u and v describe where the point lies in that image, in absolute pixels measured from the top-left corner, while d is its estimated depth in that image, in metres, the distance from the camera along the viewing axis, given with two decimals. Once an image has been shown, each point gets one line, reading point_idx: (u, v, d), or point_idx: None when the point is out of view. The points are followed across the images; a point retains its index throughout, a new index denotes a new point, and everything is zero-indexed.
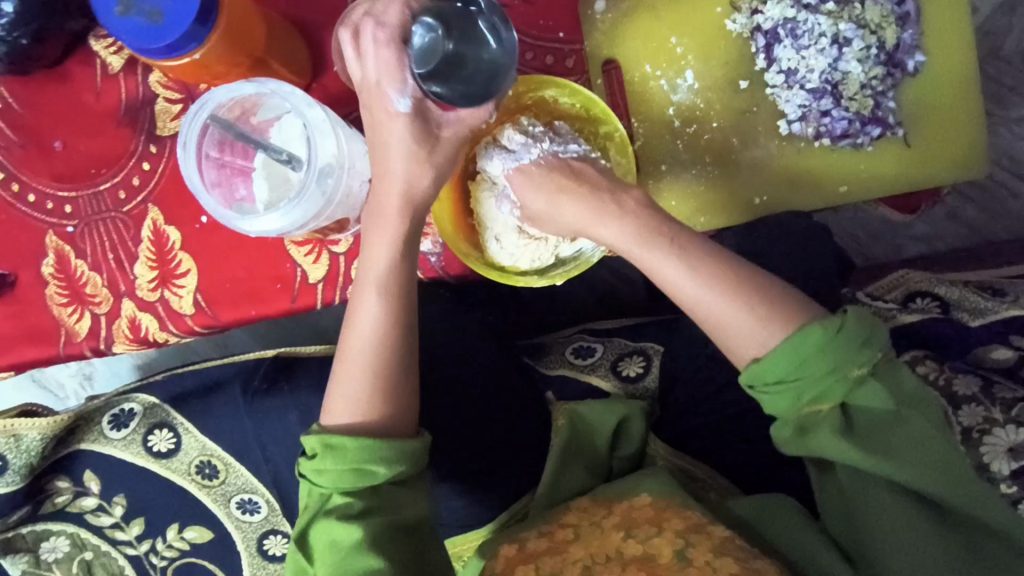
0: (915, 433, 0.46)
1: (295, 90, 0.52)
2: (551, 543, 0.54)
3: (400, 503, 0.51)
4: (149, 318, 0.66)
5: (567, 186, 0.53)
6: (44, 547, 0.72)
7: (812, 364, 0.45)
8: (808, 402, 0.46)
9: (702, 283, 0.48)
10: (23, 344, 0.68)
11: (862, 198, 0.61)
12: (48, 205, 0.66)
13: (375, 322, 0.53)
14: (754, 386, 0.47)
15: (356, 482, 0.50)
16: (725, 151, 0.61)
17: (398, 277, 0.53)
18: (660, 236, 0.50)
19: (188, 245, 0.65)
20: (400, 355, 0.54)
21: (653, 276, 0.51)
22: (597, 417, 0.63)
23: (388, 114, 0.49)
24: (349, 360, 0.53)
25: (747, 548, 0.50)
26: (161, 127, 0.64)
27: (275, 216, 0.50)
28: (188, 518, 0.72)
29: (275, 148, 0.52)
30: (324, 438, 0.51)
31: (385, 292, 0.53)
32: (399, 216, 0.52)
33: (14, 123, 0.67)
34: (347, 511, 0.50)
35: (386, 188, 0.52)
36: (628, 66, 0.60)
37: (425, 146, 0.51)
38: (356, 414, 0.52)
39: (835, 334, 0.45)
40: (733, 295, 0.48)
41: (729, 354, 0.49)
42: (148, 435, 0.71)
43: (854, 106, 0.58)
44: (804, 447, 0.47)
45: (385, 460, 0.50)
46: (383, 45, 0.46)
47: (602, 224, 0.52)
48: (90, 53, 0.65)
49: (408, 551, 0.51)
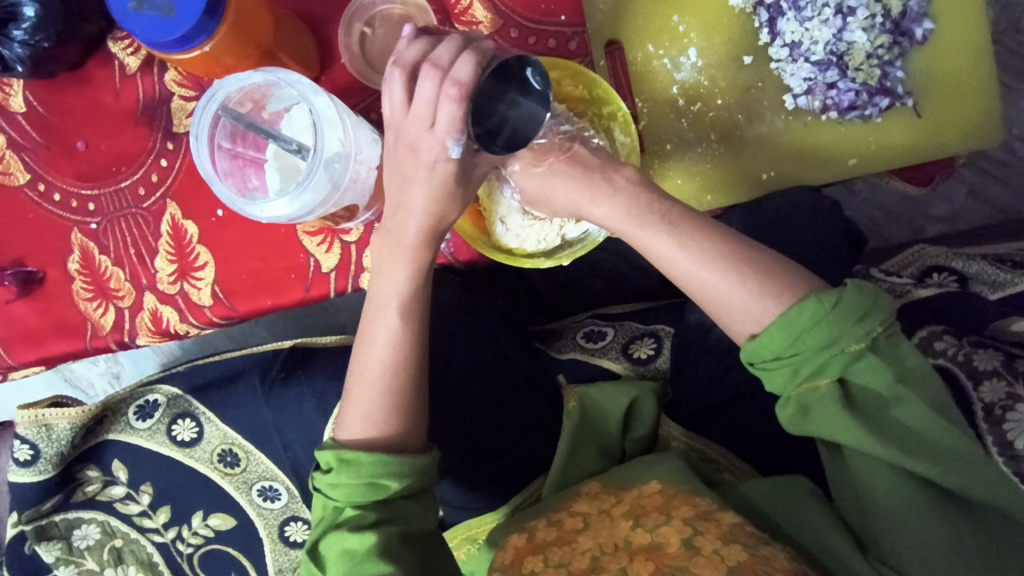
0: (915, 411, 0.45)
1: (302, 78, 0.53)
2: (560, 533, 0.54)
3: (411, 515, 0.52)
4: (170, 311, 0.68)
5: (559, 168, 0.52)
6: (76, 535, 0.75)
7: (809, 338, 0.44)
8: (806, 377, 0.45)
9: (700, 264, 0.48)
10: (52, 338, 0.70)
11: (873, 170, 0.60)
12: (72, 203, 0.69)
13: (390, 344, 0.54)
14: (755, 363, 0.47)
15: (367, 496, 0.51)
16: (730, 129, 0.61)
17: (418, 303, 0.54)
18: (650, 215, 0.50)
19: (205, 238, 0.67)
20: (413, 377, 0.54)
21: (647, 254, 0.51)
22: (608, 399, 0.63)
23: (438, 158, 0.48)
24: (364, 379, 0.54)
25: (757, 535, 0.49)
26: (178, 124, 0.66)
27: (284, 201, 0.52)
28: (212, 506, 0.73)
29: (286, 137, 0.54)
30: (338, 452, 0.52)
31: (406, 314, 0.54)
32: (423, 247, 0.53)
33: (40, 125, 0.69)
34: (359, 522, 0.50)
35: (408, 218, 0.52)
36: (630, 47, 0.60)
37: (457, 185, 0.50)
38: (371, 429, 0.53)
39: (831, 309, 0.44)
40: (733, 273, 0.48)
41: (731, 333, 0.49)
42: (172, 424, 0.74)
43: (860, 76, 0.58)
44: (807, 426, 0.47)
45: (397, 475, 0.51)
46: (450, 99, 0.45)
47: (597, 200, 0.51)
48: (109, 55, 0.68)
49: (415, 559, 0.51)
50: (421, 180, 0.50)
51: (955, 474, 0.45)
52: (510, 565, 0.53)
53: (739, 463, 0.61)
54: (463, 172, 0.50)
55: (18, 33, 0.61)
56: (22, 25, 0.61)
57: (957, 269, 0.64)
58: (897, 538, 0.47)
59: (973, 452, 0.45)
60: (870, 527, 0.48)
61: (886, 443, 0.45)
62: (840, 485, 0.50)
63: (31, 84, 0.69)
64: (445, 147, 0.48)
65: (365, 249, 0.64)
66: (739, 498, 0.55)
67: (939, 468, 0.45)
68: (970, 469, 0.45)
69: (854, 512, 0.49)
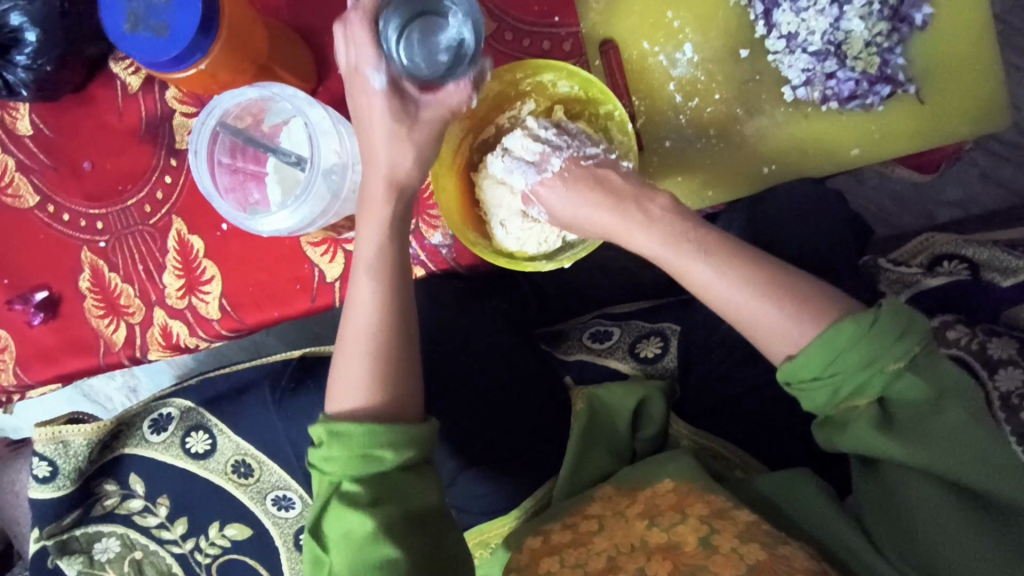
0: (911, 406, 0.45)
1: (297, 91, 0.54)
2: (574, 535, 0.54)
3: (412, 490, 0.51)
4: (179, 325, 0.69)
5: (593, 198, 0.53)
6: (96, 548, 0.76)
7: (847, 360, 0.44)
8: (844, 398, 0.45)
9: (736, 291, 0.48)
10: (67, 356, 0.71)
11: (877, 160, 0.59)
12: (81, 222, 0.70)
13: (370, 306, 0.55)
14: (791, 384, 0.46)
15: (363, 468, 0.50)
16: (729, 123, 0.60)
17: (388, 261, 0.55)
18: (688, 242, 0.50)
19: (211, 252, 0.68)
20: (395, 344, 0.55)
21: (682, 280, 0.50)
22: (618, 399, 0.63)
23: (368, 94, 0.50)
24: (351, 347, 0.54)
25: (774, 534, 0.49)
26: (180, 141, 0.67)
27: (285, 213, 0.52)
28: (228, 516, 0.74)
29: (285, 150, 0.54)
30: (328, 425, 0.51)
31: (376, 275, 0.55)
32: (386, 201, 0.53)
33: (46, 147, 0.70)
34: (357, 499, 0.49)
35: (370, 173, 0.53)
36: (625, 45, 0.60)
37: (402, 127, 0.51)
38: (357, 398, 0.53)
39: (868, 329, 0.43)
40: (768, 296, 0.47)
41: (766, 353, 0.48)
42: (185, 437, 0.75)
43: (859, 65, 0.57)
44: (845, 443, 0.46)
45: (390, 445, 0.51)
46: (358, 26, 0.49)
47: (646, 230, 0.51)
48: (111, 75, 0.69)
49: (424, 539, 0.51)
50: (377, 131, 0.51)
51: (975, 470, 0.44)
52: (526, 566, 0.54)
53: (748, 457, 0.61)
54: (402, 110, 0.51)
55: (22, 58, 0.63)
56: (26, 50, 0.62)
57: (968, 256, 0.62)
58: (918, 537, 0.46)
59: (997, 454, 0.44)
60: (889, 528, 0.48)
61: (904, 443, 0.44)
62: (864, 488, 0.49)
63: (38, 107, 0.70)
64: (370, 80, 0.50)
65: None
66: (751, 489, 0.55)
67: (961, 466, 0.44)
68: (990, 464, 0.44)
69: (870, 512, 0.49)
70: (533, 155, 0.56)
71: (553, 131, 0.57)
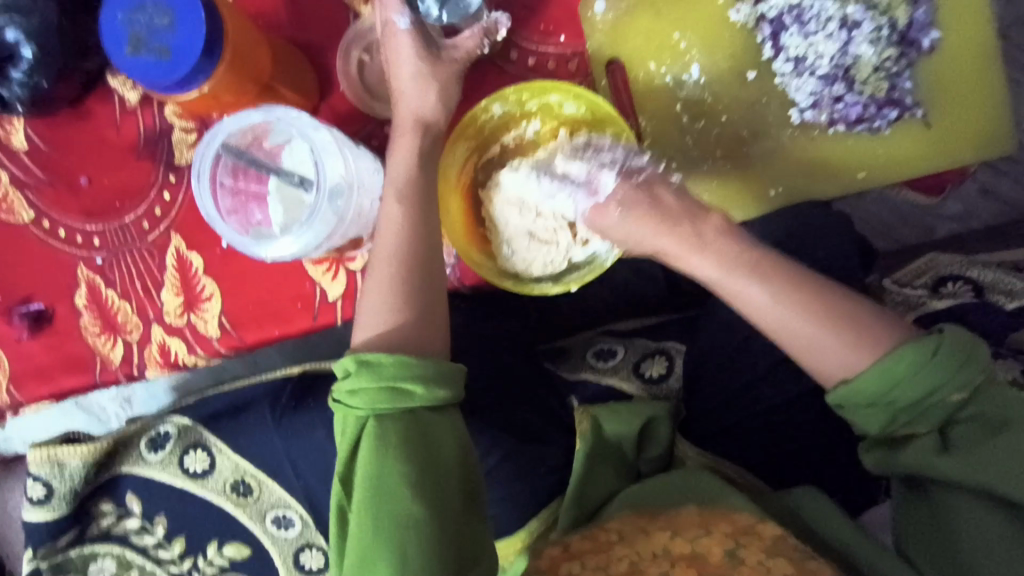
0: (970, 432, 0.47)
1: (301, 114, 0.53)
2: (594, 543, 0.54)
3: (437, 431, 0.50)
4: (178, 343, 0.68)
5: (649, 209, 0.51)
6: (92, 568, 0.75)
7: (909, 387, 0.46)
8: (901, 422, 0.47)
9: (790, 317, 0.49)
10: (62, 374, 0.70)
11: (883, 182, 0.58)
12: (77, 239, 0.69)
13: (393, 229, 0.55)
14: (842, 408, 0.49)
15: (390, 401, 0.50)
16: (736, 145, 0.59)
17: (415, 188, 0.55)
18: (743, 264, 0.50)
19: (210, 270, 0.67)
20: (420, 262, 0.55)
21: (734, 302, 0.51)
22: (621, 425, 0.63)
23: (393, 35, 0.56)
24: (378, 270, 0.55)
25: (801, 549, 0.50)
26: (179, 156, 0.66)
27: (290, 240, 0.53)
28: (226, 535, 0.74)
29: (287, 171, 0.54)
30: (357, 355, 0.51)
31: (404, 199, 0.55)
32: (413, 133, 0.56)
33: (41, 162, 0.69)
34: (383, 433, 0.49)
35: (401, 103, 0.57)
36: (632, 66, 0.60)
37: (428, 63, 0.56)
38: (385, 324, 0.53)
39: (930, 358, 0.46)
40: (823, 322, 0.49)
41: (816, 374, 0.50)
42: (184, 456, 0.73)
43: (867, 89, 0.56)
44: (891, 465, 0.49)
45: (419, 378, 0.50)
46: None
47: (700, 255, 0.50)
48: (109, 90, 0.68)
49: (458, 489, 0.50)
50: (406, 76, 0.56)
51: None
52: (547, 570, 0.53)
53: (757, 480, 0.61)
54: (426, 47, 0.56)
55: (17, 74, 0.61)
56: (21, 66, 0.61)
57: (972, 278, 0.63)
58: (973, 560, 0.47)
59: None
60: (930, 545, 0.50)
61: (961, 465, 0.46)
62: (906, 504, 0.51)
63: (33, 121, 0.69)
64: (393, 23, 0.56)
65: None
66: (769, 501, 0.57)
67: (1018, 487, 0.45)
68: None
69: (908, 528, 0.51)
70: (579, 175, 0.54)
71: (591, 148, 0.55)
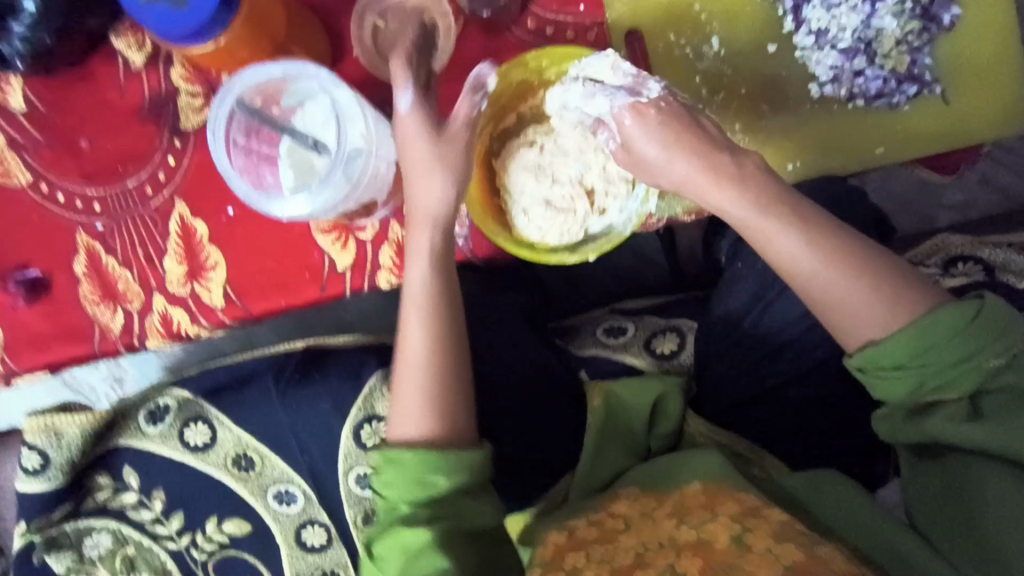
0: (1003, 401, 0.48)
1: (320, 71, 0.52)
2: (601, 531, 0.54)
3: (466, 511, 0.54)
4: (180, 313, 0.66)
5: (689, 141, 0.51)
6: (87, 544, 0.72)
7: (944, 352, 0.48)
8: (930, 389, 0.49)
9: (820, 268, 0.51)
10: (58, 343, 0.68)
11: (900, 158, 0.59)
12: (77, 204, 0.67)
13: (422, 337, 0.57)
14: (866, 369, 0.50)
15: (420, 491, 0.53)
16: (755, 117, 0.59)
17: (435, 293, 0.56)
18: (780, 207, 0.52)
19: (216, 237, 0.65)
20: (449, 364, 0.57)
21: (765, 247, 0.53)
22: (634, 397, 0.63)
23: (405, 128, 0.53)
24: (406, 374, 0.57)
25: (808, 533, 0.49)
26: (185, 121, 0.65)
27: (303, 200, 0.51)
28: (227, 510, 0.72)
29: (301, 133, 0.53)
30: (385, 453, 0.54)
31: (425, 308, 0.56)
32: (428, 233, 0.55)
33: (40, 124, 0.67)
34: (415, 518, 0.53)
35: (412, 202, 0.55)
36: (651, 36, 0.59)
37: (444, 151, 0.53)
38: (417, 430, 0.55)
39: (968, 323, 0.48)
40: (845, 276, 0.51)
41: (842, 337, 0.52)
42: (184, 429, 0.72)
43: (889, 63, 0.57)
44: (918, 430, 0.50)
45: (443, 471, 0.54)
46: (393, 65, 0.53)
47: (720, 192, 0.52)
48: (112, 51, 0.66)
49: (478, 557, 0.54)
50: (420, 165, 0.53)
51: None
52: (551, 562, 0.53)
53: (772, 458, 0.61)
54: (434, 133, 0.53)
55: (18, 27, 0.59)
56: (23, 19, 0.59)
57: (983, 258, 0.64)
58: (983, 522, 0.50)
59: None
60: (947, 518, 0.52)
61: (991, 430, 0.48)
62: (921, 478, 0.53)
63: (32, 81, 0.67)
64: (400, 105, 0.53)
65: (381, 245, 0.64)
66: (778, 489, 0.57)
67: None
68: None
69: (923, 501, 0.53)
70: (624, 79, 0.53)
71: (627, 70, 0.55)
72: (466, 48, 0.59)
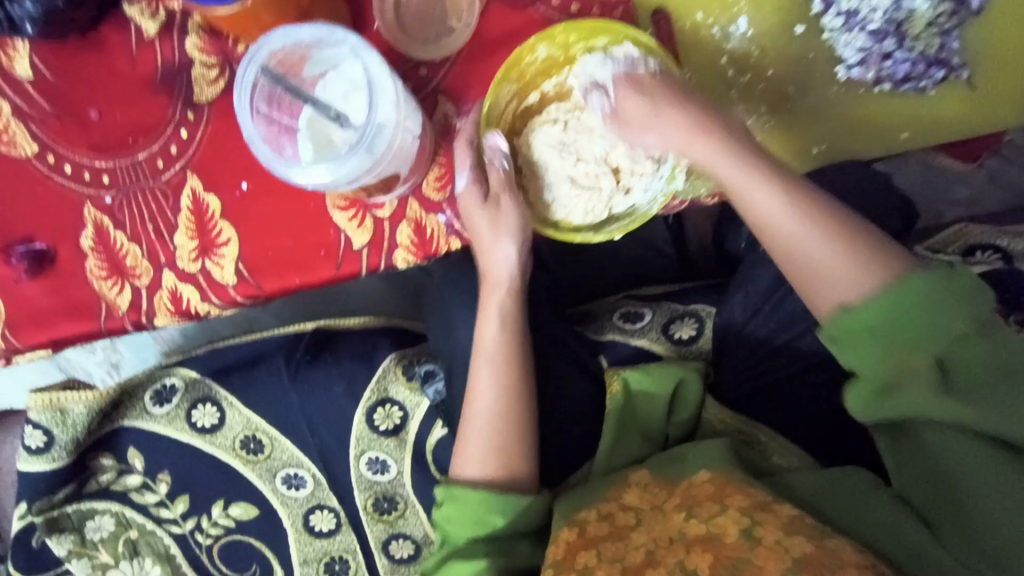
0: None
1: (348, 37, 0.51)
2: (612, 528, 0.55)
3: (520, 545, 0.59)
4: (190, 290, 0.65)
5: (674, 98, 0.54)
6: (89, 527, 0.71)
7: (916, 315, 0.48)
8: (899, 351, 0.48)
9: (794, 223, 0.53)
10: (63, 319, 0.66)
11: (924, 143, 0.59)
12: (85, 175, 0.65)
13: (493, 387, 0.61)
14: (837, 330, 0.51)
15: (480, 527, 0.58)
16: (780, 100, 0.58)
17: (507, 346, 0.62)
18: (757, 161, 0.54)
19: (228, 213, 0.64)
20: (515, 412, 0.61)
21: (741, 202, 0.55)
22: (652, 383, 0.62)
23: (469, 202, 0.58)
24: (476, 423, 0.61)
25: (817, 526, 0.48)
26: (198, 93, 0.63)
27: (323, 170, 0.50)
28: (234, 494, 0.71)
29: (323, 103, 0.52)
30: (448, 488, 0.59)
31: (495, 359, 0.62)
32: (506, 295, 0.63)
33: (48, 92, 0.65)
34: (471, 549, 0.58)
35: (489, 262, 0.61)
36: (678, 15, 0.58)
37: (513, 216, 0.59)
38: (485, 471, 0.60)
39: (941, 285, 0.48)
40: (826, 242, 0.53)
41: (813, 293, 0.53)
42: (191, 410, 0.70)
43: (918, 46, 0.56)
44: (893, 407, 0.49)
45: (500, 511, 0.58)
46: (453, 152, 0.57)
47: (706, 145, 0.54)
48: (125, 19, 0.64)
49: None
50: (485, 226, 0.59)
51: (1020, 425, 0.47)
52: (563, 561, 0.54)
53: (786, 442, 0.61)
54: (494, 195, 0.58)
55: None
56: None
57: (1002, 247, 0.63)
58: (967, 507, 0.48)
59: None
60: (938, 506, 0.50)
61: (963, 403, 0.48)
62: (901, 462, 0.52)
63: (40, 47, 0.65)
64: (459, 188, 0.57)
65: (399, 223, 0.61)
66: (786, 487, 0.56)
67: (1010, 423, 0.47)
68: None
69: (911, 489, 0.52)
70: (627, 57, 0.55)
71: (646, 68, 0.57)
72: (491, 24, 0.59)
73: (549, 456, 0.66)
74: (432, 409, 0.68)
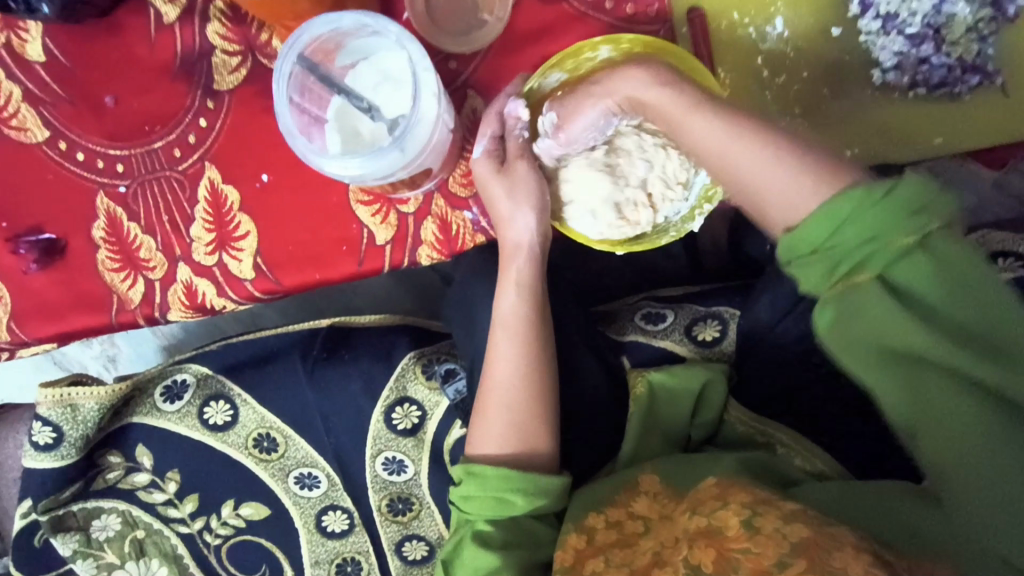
0: None
1: (391, 28, 0.49)
2: (620, 535, 0.54)
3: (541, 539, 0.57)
4: (206, 284, 0.63)
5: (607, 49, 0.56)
6: (95, 526, 0.69)
7: (857, 229, 0.44)
8: (843, 273, 0.45)
9: (735, 146, 0.50)
10: (73, 312, 0.64)
11: (958, 148, 0.58)
12: (98, 163, 0.63)
13: (510, 358, 0.59)
14: (792, 260, 0.47)
15: (497, 509, 0.56)
16: (815, 102, 0.58)
17: (525, 317, 0.60)
18: (690, 90, 0.53)
19: (247, 205, 0.62)
20: (535, 389, 0.59)
21: (680, 133, 0.53)
22: (678, 385, 0.61)
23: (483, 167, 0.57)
24: (491, 396, 0.59)
25: (820, 518, 0.46)
26: (218, 80, 0.61)
27: (357, 163, 0.48)
28: (245, 494, 0.69)
29: (358, 95, 0.51)
30: (467, 466, 0.57)
31: (511, 331, 0.59)
32: (526, 262, 0.60)
33: (61, 77, 0.63)
34: (490, 541, 0.55)
35: (508, 231, 0.59)
36: (715, 14, 0.57)
37: (534, 186, 0.58)
38: (501, 446, 0.58)
39: (882, 198, 0.44)
40: (775, 164, 0.49)
41: (765, 219, 0.50)
42: (203, 407, 0.69)
43: (956, 51, 0.57)
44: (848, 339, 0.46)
45: (521, 491, 0.56)
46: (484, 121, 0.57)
47: (630, 79, 0.54)
48: (144, 3, 0.62)
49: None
50: (503, 193, 0.57)
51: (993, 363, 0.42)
52: (571, 568, 0.53)
53: (811, 447, 0.58)
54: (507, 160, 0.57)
55: None
56: None
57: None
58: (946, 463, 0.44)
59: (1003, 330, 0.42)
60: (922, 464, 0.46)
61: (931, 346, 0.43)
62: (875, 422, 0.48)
63: (53, 29, 0.63)
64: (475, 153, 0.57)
65: (423, 220, 0.60)
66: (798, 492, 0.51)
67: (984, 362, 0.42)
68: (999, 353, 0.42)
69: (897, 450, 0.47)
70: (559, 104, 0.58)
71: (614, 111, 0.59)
72: (524, 18, 0.58)
73: (570, 458, 0.65)
74: (451, 409, 0.66)
